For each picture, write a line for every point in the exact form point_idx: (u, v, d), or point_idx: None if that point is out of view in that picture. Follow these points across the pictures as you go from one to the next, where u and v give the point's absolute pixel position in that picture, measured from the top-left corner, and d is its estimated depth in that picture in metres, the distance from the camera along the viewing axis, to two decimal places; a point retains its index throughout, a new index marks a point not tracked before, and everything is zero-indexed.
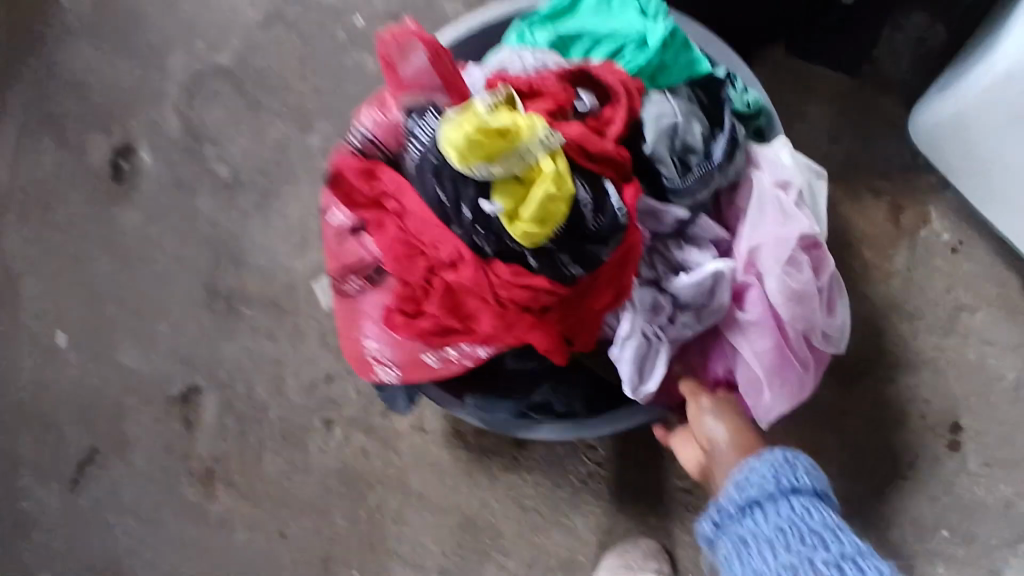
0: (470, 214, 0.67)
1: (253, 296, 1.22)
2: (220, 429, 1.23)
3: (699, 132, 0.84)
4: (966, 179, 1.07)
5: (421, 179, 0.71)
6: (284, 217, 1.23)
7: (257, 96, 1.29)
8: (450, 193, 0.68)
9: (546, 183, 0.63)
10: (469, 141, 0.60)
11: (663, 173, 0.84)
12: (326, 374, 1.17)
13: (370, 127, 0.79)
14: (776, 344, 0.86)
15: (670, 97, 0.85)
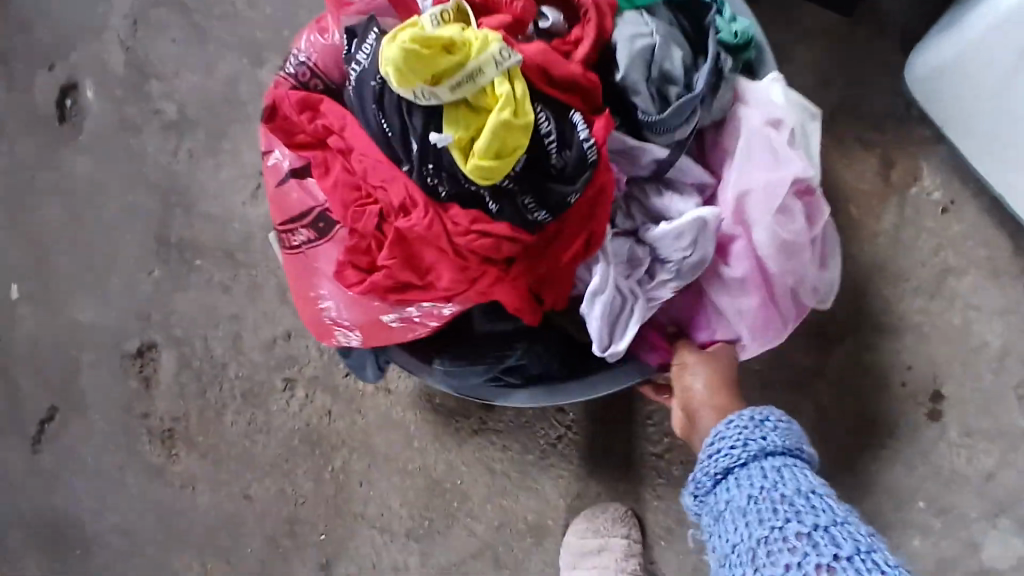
0: (419, 148, 0.65)
1: (208, 247, 1.14)
2: (179, 387, 1.17)
3: (680, 59, 0.75)
4: (964, 131, 0.98)
5: (365, 109, 0.67)
6: (239, 162, 1.14)
7: (208, 26, 1.17)
8: (397, 125, 0.66)
9: (499, 108, 0.60)
10: (410, 56, 0.58)
11: (638, 107, 0.74)
12: (287, 332, 1.10)
13: (311, 57, 0.76)
14: (762, 299, 0.78)
15: (649, 18, 0.76)
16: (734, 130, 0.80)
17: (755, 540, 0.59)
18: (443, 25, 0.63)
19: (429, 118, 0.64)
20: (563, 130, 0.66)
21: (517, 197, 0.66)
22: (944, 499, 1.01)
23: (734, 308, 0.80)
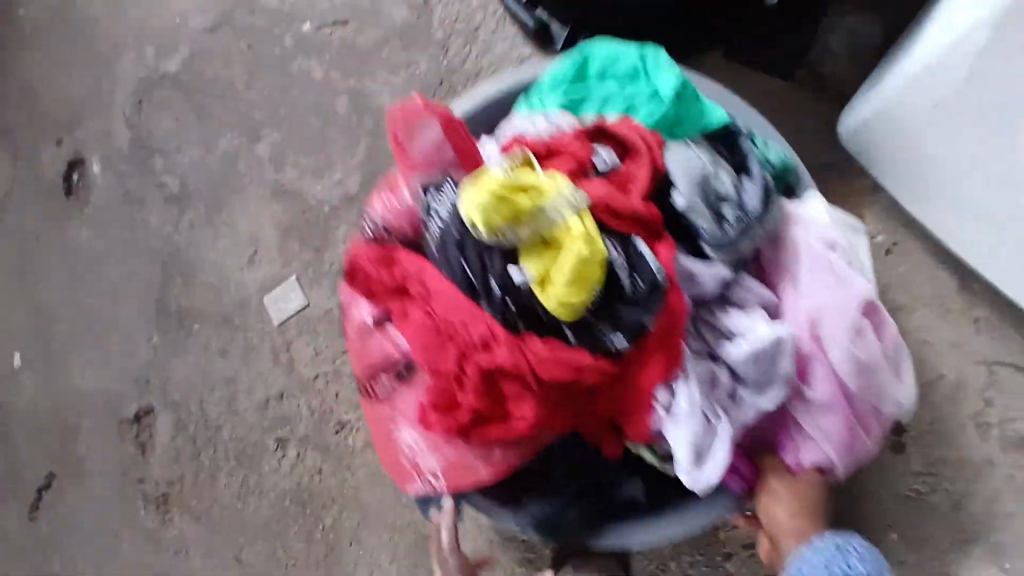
0: (499, 288, 0.65)
1: (203, 311, 1.18)
2: (175, 451, 1.19)
3: (730, 180, 0.74)
4: (897, 182, 1.00)
5: (445, 256, 0.68)
6: (232, 229, 1.18)
7: (208, 104, 1.25)
8: (478, 272, 0.66)
9: (577, 243, 0.61)
10: (492, 205, 0.60)
11: (698, 229, 0.73)
12: (278, 392, 1.12)
13: (383, 213, 0.74)
14: (846, 416, 0.75)
15: (694, 147, 0.76)
16: (793, 249, 0.77)
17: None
18: (516, 173, 0.65)
19: (507, 255, 0.65)
20: (630, 257, 0.67)
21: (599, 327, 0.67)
22: (928, 540, 1.02)
23: (812, 429, 0.77)
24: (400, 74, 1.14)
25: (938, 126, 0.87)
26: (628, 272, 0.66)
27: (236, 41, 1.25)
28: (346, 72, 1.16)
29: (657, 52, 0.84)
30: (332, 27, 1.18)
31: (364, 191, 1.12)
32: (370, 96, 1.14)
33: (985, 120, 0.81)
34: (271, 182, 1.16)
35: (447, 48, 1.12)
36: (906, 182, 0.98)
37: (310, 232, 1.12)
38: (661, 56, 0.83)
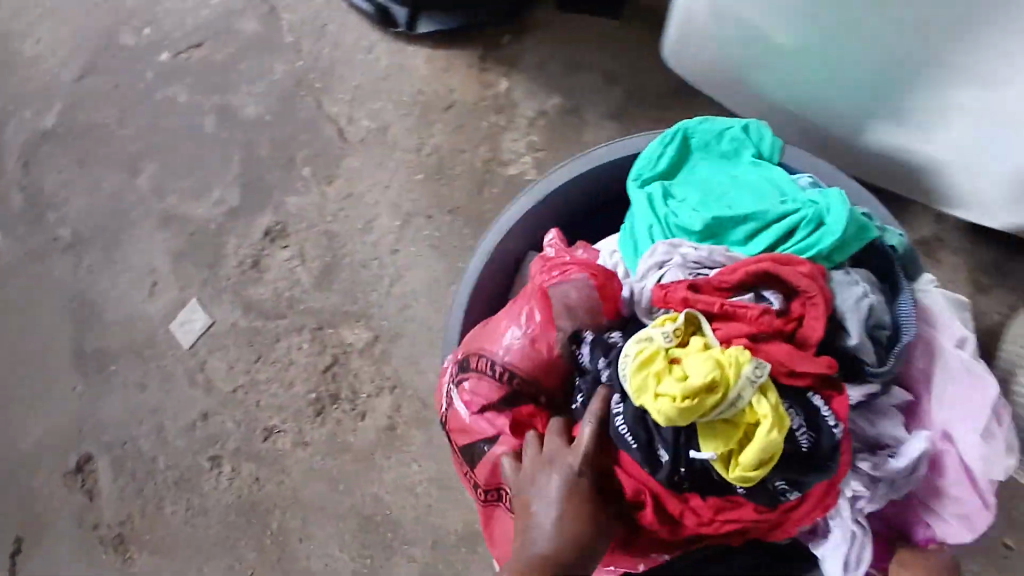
0: (669, 456, 0.62)
1: (119, 350, 1.21)
2: (121, 491, 1.21)
3: (884, 305, 0.68)
4: (839, 131, 0.86)
5: (606, 418, 0.66)
6: (131, 266, 1.21)
7: (86, 151, 1.26)
8: (643, 436, 0.63)
9: (765, 430, 0.59)
10: (677, 408, 0.57)
11: (865, 362, 0.66)
12: (202, 413, 1.15)
13: (514, 355, 0.72)
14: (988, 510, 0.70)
15: (847, 272, 0.69)
16: (927, 351, 0.74)
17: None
18: (685, 352, 0.61)
19: (679, 429, 0.62)
20: (810, 413, 0.63)
21: (767, 484, 0.63)
22: None
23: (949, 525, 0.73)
24: (259, 83, 1.16)
25: (922, 82, 0.75)
26: (806, 434, 0.62)
27: (102, 83, 1.26)
28: (208, 91, 1.18)
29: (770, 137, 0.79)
30: (188, 51, 1.20)
31: (245, 202, 1.14)
32: (235, 109, 1.16)
33: (981, 91, 0.73)
34: (158, 211, 1.19)
35: (299, 49, 1.15)
36: (819, 118, 0.85)
37: (202, 252, 1.16)
38: (773, 141, 0.79)
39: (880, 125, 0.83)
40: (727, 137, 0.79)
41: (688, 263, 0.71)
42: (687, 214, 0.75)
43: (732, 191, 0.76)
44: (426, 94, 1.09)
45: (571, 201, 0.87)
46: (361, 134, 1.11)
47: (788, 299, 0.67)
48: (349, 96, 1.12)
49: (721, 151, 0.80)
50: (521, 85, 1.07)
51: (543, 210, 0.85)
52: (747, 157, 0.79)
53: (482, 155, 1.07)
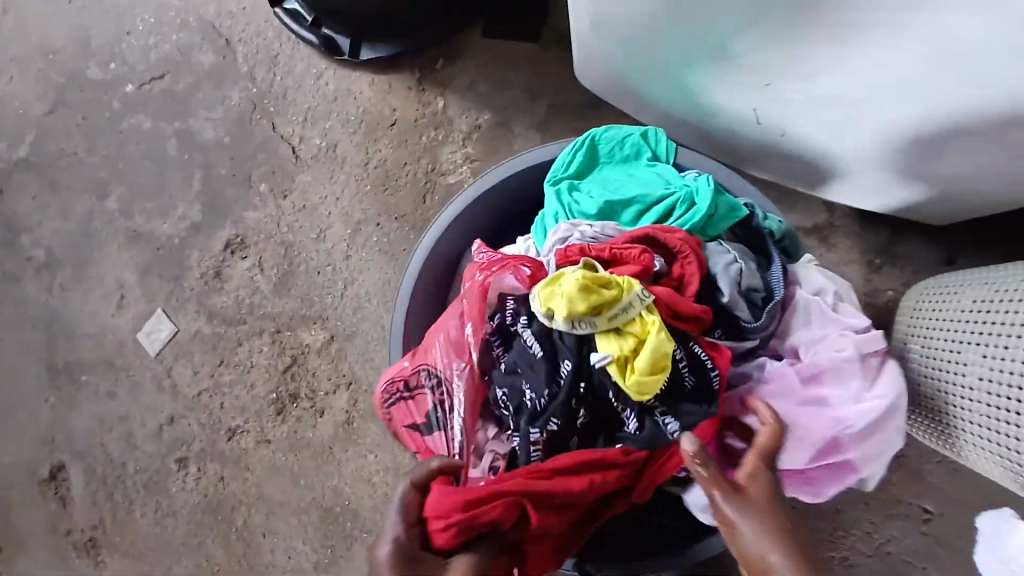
0: (572, 366, 0.70)
1: (91, 362, 1.28)
2: (94, 498, 1.26)
3: (755, 268, 0.78)
4: (734, 136, 0.94)
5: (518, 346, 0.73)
6: (100, 283, 1.28)
7: (58, 177, 1.34)
8: (548, 346, 0.71)
9: (652, 332, 0.69)
10: (579, 291, 0.68)
11: (739, 316, 0.75)
12: (169, 417, 1.22)
13: (440, 352, 0.77)
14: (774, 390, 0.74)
15: (722, 242, 0.80)
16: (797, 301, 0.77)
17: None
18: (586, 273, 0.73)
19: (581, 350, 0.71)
20: (692, 357, 0.72)
21: (650, 411, 0.71)
22: None
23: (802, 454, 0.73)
24: (217, 108, 1.25)
25: (776, 90, 0.79)
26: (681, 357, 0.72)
27: (71, 114, 1.35)
28: (170, 118, 1.28)
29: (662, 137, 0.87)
30: (151, 82, 1.30)
31: (207, 218, 1.23)
32: (196, 134, 1.26)
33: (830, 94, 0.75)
34: (125, 230, 1.28)
35: (254, 77, 1.25)
36: (705, 127, 0.95)
37: (166, 266, 1.24)
38: (666, 141, 0.87)
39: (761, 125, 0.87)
40: (628, 140, 0.88)
41: (587, 238, 0.79)
42: (590, 205, 0.82)
43: (630, 185, 0.84)
44: (371, 114, 1.19)
45: (497, 206, 0.95)
46: (313, 151, 1.20)
47: (672, 264, 0.77)
48: (301, 117, 1.22)
49: (623, 156, 0.88)
50: (456, 102, 1.17)
51: (474, 212, 0.93)
52: (644, 160, 0.87)
53: (424, 167, 1.17)
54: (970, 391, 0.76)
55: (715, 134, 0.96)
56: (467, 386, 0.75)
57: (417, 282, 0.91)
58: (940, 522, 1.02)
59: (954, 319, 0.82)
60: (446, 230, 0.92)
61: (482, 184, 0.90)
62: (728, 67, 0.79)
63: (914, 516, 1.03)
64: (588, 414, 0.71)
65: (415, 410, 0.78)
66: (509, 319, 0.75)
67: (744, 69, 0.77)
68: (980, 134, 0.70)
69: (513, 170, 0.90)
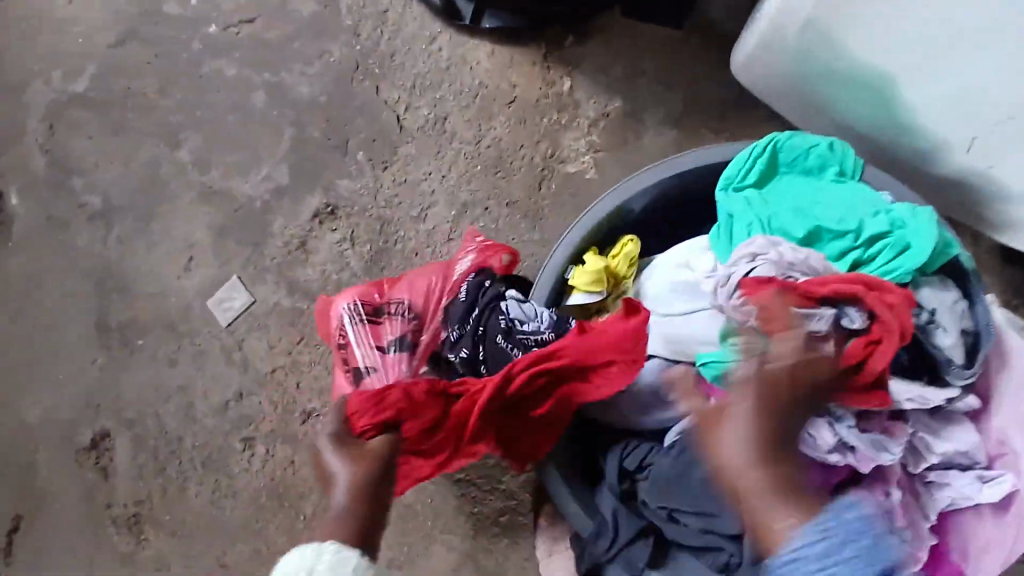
0: (510, 312, 0.84)
1: (149, 326, 1.17)
2: (145, 472, 1.17)
3: (965, 309, 0.76)
4: (905, 158, 0.89)
5: (476, 298, 0.86)
6: (165, 239, 1.18)
7: (121, 117, 1.21)
8: (493, 295, 0.86)
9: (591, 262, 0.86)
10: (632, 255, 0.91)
11: (950, 361, 0.74)
12: (237, 392, 1.13)
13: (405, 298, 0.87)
14: (996, 488, 0.75)
15: (932, 279, 0.78)
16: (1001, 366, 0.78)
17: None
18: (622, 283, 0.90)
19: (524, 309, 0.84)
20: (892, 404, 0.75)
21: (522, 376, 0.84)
22: None
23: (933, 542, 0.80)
24: (314, 63, 1.15)
25: (922, 64, 0.74)
26: (546, 329, 0.82)
27: (142, 50, 1.22)
28: (261, 67, 1.17)
29: (851, 155, 0.83)
30: (240, 26, 1.18)
31: (294, 183, 1.13)
32: (288, 88, 1.15)
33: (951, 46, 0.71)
34: (199, 187, 1.17)
35: (358, 33, 1.14)
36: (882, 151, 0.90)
37: (244, 229, 1.14)
38: (854, 159, 0.83)
39: (941, 143, 0.82)
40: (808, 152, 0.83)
41: (782, 262, 0.77)
42: (789, 223, 0.81)
43: (827, 199, 0.81)
44: (488, 88, 1.11)
45: (638, 217, 0.90)
46: (419, 122, 1.11)
47: (868, 315, 0.73)
48: (409, 83, 1.12)
49: (806, 168, 0.84)
50: (584, 85, 1.09)
51: (605, 227, 0.88)
52: (831, 175, 0.83)
53: (542, 152, 1.09)
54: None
55: (885, 155, 0.91)
56: (412, 324, 0.86)
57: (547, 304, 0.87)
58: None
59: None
60: (576, 251, 0.88)
61: (609, 202, 0.87)
62: (866, 37, 0.75)
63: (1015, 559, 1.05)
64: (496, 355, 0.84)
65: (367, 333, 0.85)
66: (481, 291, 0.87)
67: (880, 36, 0.74)
68: None
69: (644, 185, 0.86)
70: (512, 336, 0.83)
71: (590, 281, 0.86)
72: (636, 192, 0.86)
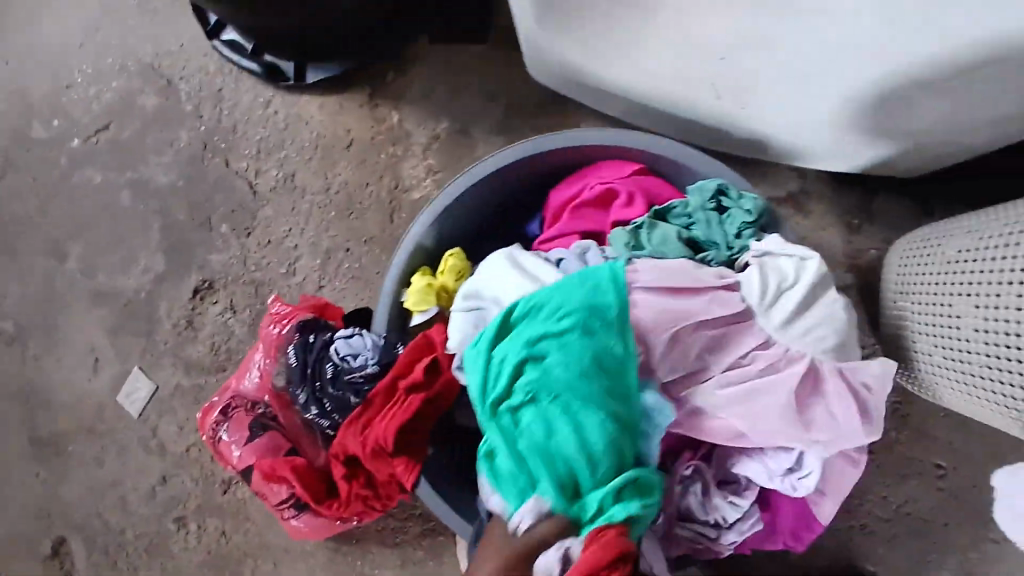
0: (332, 360, 0.89)
1: (73, 432, 1.22)
2: (94, 572, 1.21)
3: (728, 235, 0.90)
4: (681, 116, 0.97)
5: (300, 357, 0.91)
6: (71, 347, 1.23)
7: (10, 242, 1.27)
8: (310, 353, 0.90)
9: (418, 279, 0.92)
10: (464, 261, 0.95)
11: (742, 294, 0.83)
12: (161, 477, 1.18)
13: (252, 384, 0.97)
14: (823, 429, 0.79)
15: (718, 223, 0.90)
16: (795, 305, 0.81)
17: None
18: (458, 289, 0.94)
19: (341, 355, 0.89)
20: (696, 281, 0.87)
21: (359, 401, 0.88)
22: None
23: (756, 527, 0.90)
24: (167, 152, 1.21)
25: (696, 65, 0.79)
26: (371, 361, 0.88)
27: (15, 175, 1.28)
28: (123, 168, 1.23)
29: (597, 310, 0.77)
30: (98, 134, 1.25)
31: (170, 268, 1.18)
32: (149, 181, 1.21)
33: (717, 54, 0.75)
34: (90, 292, 1.23)
35: (201, 115, 1.20)
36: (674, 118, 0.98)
37: (135, 322, 1.20)
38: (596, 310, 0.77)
39: (711, 107, 0.90)
40: (601, 310, 0.77)
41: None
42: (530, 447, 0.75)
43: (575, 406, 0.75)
44: (326, 137, 1.15)
45: (464, 221, 0.96)
46: (270, 184, 1.16)
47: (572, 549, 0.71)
48: (253, 150, 1.17)
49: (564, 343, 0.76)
50: (412, 116, 1.13)
51: (434, 239, 0.94)
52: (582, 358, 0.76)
53: (387, 185, 1.13)
54: (961, 345, 0.82)
55: (668, 114, 0.98)
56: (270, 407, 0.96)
57: (388, 332, 0.92)
58: (929, 480, 1.09)
59: (939, 273, 0.88)
60: (404, 277, 0.93)
61: (422, 222, 0.91)
62: (637, 47, 0.79)
63: (924, 474, 1.09)
64: (341, 399, 0.89)
65: (242, 437, 0.97)
66: (296, 352, 0.91)
67: (651, 48, 0.78)
68: (892, 58, 0.67)
69: (452, 197, 0.91)
70: (342, 378, 0.88)
71: (420, 299, 0.92)
72: (447, 205, 0.91)
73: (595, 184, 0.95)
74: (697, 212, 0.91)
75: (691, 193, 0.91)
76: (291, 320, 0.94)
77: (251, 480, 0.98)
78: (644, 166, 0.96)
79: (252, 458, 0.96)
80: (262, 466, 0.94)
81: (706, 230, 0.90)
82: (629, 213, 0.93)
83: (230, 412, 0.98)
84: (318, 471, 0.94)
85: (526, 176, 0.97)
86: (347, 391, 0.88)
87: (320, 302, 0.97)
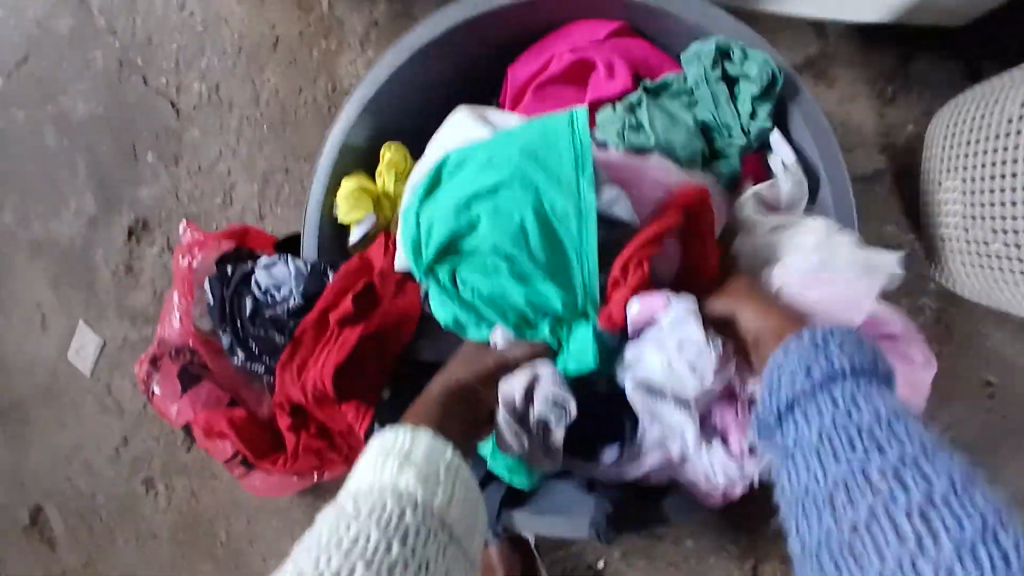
0: (251, 294, 0.75)
1: (23, 397, 1.12)
2: (60, 543, 1.12)
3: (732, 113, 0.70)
4: None
5: (216, 294, 0.77)
6: (9, 305, 1.12)
7: None
8: (227, 288, 0.76)
9: (348, 184, 0.75)
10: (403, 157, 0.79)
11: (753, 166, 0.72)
12: (122, 437, 1.09)
13: (175, 332, 0.84)
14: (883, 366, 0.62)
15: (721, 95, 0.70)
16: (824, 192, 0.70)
17: (830, 487, 0.37)
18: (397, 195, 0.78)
19: (259, 287, 0.74)
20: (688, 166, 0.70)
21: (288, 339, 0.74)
22: None
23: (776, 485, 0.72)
24: (83, 76, 1.05)
25: None
26: (295, 292, 0.73)
27: None
28: (36, 99, 1.08)
29: (533, 153, 0.61)
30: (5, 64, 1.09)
31: (101, 209, 1.05)
32: (67, 113, 1.06)
33: None
34: (22, 243, 1.10)
35: (114, 29, 1.04)
36: None
37: (73, 272, 1.08)
38: (529, 154, 0.61)
39: None
40: (547, 158, 0.61)
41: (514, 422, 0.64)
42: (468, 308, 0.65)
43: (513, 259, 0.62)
44: (250, 38, 0.99)
45: (403, 112, 0.79)
46: (194, 102, 1.01)
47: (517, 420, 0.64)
48: (173, 64, 1.01)
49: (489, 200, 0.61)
50: (344, 1, 0.96)
51: (366, 135, 0.77)
52: (513, 217, 0.61)
53: (323, 89, 0.97)
54: None
55: None
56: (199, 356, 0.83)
57: (318, 257, 0.76)
58: (1004, 395, 0.88)
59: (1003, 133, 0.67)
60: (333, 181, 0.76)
61: (347, 116, 0.74)
62: None
63: (990, 387, 0.89)
64: (268, 339, 0.75)
65: (175, 393, 0.85)
66: (213, 290, 0.77)
67: None
68: None
69: (378, 83, 0.73)
70: (263, 314, 0.75)
71: (353, 207, 0.75)
72: (373, 93, 0.73)
73: (565, 53, 0.76)
74: (698, 85, 0.70)
75: (686, 61, 0.71)
76: (204, 249, 0.80)
77: (196, 439, 0.87)
78: (624, 26, 0.76)
79: (189, 415, 0.84)
80: (199, 422, 0.83)
81: (704, 103, 0.71)
82: (608, 85, 0.74)
83: (159, 366, 0.86)
84: (263, 424, 0.82)
85: (477, 52, 0.78)
86: (273, 330, 0.75)
87: (238, 228, 0.83)
